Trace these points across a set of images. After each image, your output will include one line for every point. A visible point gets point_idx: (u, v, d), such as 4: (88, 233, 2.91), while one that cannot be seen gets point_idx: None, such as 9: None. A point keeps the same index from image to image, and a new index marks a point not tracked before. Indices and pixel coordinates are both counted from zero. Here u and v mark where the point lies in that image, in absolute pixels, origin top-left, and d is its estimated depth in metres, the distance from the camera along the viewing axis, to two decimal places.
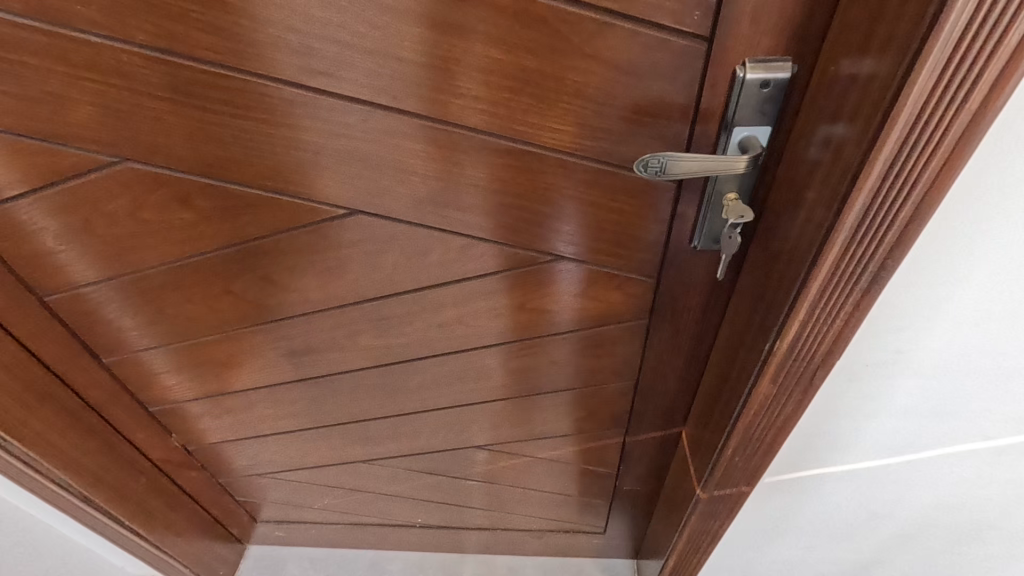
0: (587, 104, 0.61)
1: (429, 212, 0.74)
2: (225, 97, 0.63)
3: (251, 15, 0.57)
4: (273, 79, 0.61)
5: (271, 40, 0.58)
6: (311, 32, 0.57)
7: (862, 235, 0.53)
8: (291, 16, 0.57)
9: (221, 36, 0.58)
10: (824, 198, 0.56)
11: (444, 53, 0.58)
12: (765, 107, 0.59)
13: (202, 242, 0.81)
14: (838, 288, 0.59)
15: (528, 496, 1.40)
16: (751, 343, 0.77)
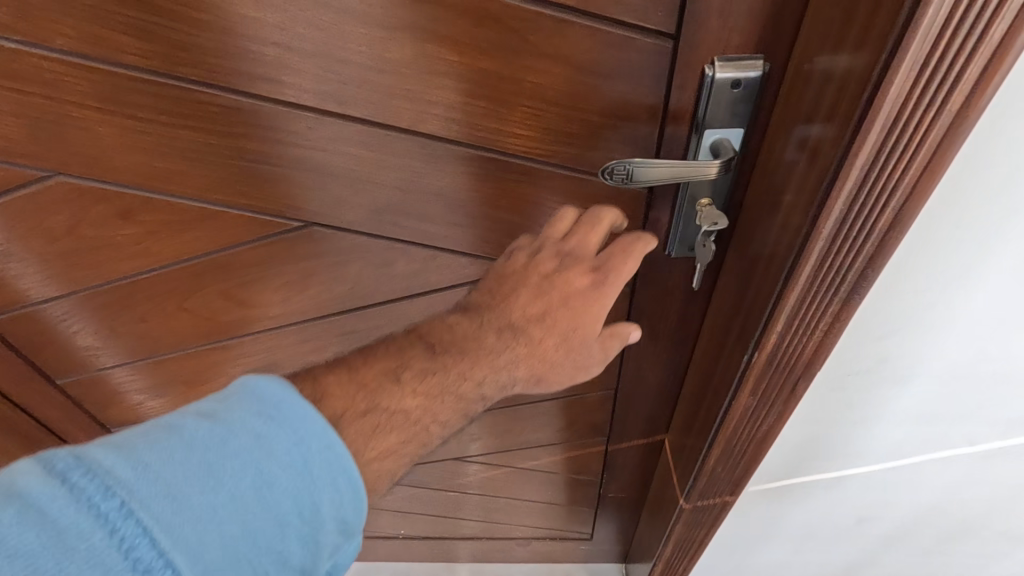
0: (549, 107, 0.57)
1: (390, 223, 0.70)
2: (159, 105, 0.58)
3: (183, 16, 0.52)
4: (212, 85, 0.57)
5: (205, 43, 0.54)
6: (250, 34, 0.53)
7: (841, 242, 0.50)
8: (227, 16, 0.52)
9: (151, 40, 0.54)
10: (801, 202, 0.53)
11: (394, 55, 0.54)
12: (738, 108, 0.55)
13: (151, 260, 0.75)
14: (818, 297, 0.55)
15: (515, 504, 1.36)
16: (730, 352, 0.73)
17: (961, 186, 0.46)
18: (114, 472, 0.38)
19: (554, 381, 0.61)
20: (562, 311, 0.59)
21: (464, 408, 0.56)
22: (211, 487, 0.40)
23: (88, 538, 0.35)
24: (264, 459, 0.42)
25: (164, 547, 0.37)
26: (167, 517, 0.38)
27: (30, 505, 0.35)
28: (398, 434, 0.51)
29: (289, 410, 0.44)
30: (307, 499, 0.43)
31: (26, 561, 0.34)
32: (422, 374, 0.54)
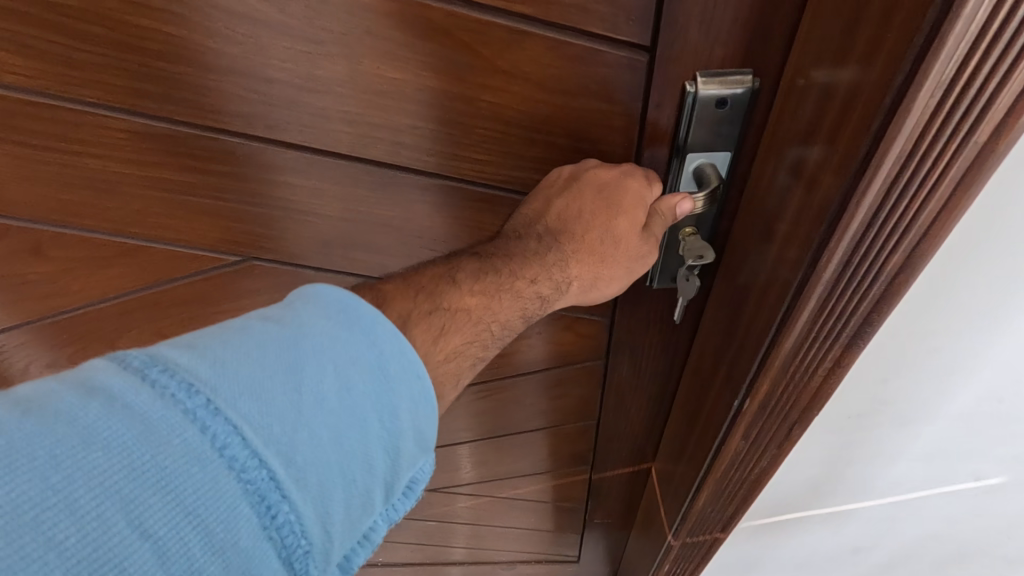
0: (510, 129, 0.50)
1: (339, 256, 0.62)
2: (56, 131, 0.50)
3: (70, 28, 0.44)
4: (114, 107, 0.49)
5: (99, 60, 0.46)
6: (153, 49, 0.45)
7: (846, 285, 0.43)
8: (122, 29, 0.44)
9: (34, 57, 0.45)
10: (794, 241, 0.45)
11: (324, 73, 0.46)
12: (726, 130, 0.48)
13: (70, 299, 0.67)
14: (817, 342, 0.48)
15: (496, 530, 1.29)
16: (716, 390, 0.66)
17: (980, 227, 0.40)
18: (196, 368, 0.32)
19: (608, 277, 0.52)
20: (590, 206, 0.49)
21: (524, 310, 0.49)
22: (294, 384, 0.34)
23: (181, 431, 0.29)
24: (342, 362, 0.36)
25: (255, 443, 0.31)
26: (256, 415, 0.32)
27: (117, 398, 0.29)
28: (462, 334, 0.44)
29: (361, 313, 0.38)
30: (389, 404, 0.37)
31: (122, 452, 0.28)
32: (475, 274, 0.47)
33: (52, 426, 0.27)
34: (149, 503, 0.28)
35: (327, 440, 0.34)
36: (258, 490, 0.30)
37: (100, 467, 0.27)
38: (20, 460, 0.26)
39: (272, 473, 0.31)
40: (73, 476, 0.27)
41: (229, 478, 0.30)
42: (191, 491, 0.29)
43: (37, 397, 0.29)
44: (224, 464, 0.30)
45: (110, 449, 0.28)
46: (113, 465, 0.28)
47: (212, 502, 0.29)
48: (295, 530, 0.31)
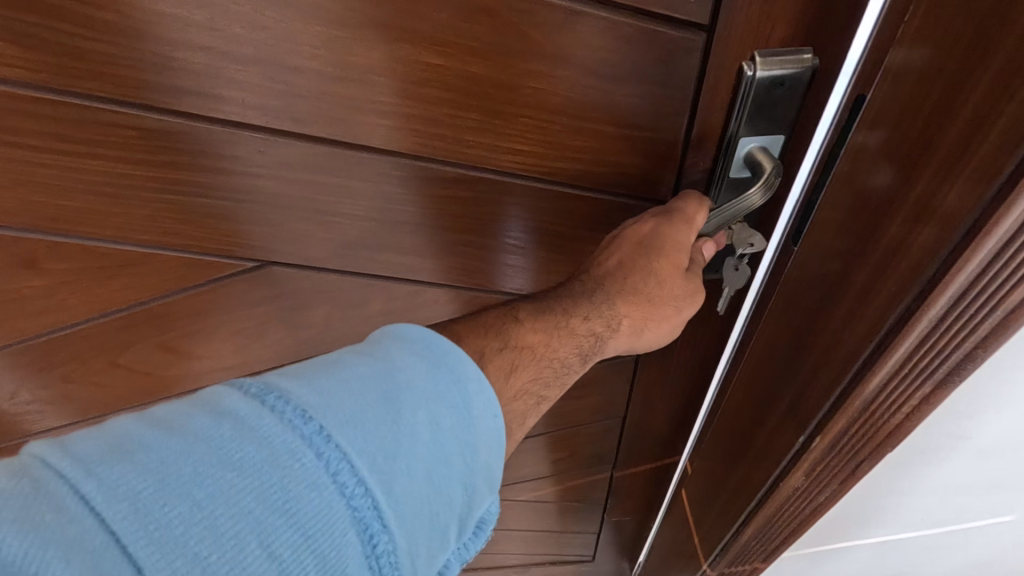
0: (556, 117, 0.47)
1: (364, 258, 0.59)
2: (56, 129, 0.45)
3: (76, 14, 0.39)
4: (124, 103, 0.44)
5: (107, 50, 0.41)
6: (170, 37, 0.41)
7: (963, 313, 0.34)
8: (138, 14, 0.40)
9: (32, 47, 0.40)
10: (890, 268, 0.37)
11: (360, 61, 0.42)
12: (784, 114, 0.45)
13: (66, 314, 0.61)
14: (906, 380, 0.39)
15: (509, 534, 1.26)
16: (767, 425, 0.56)
17: None
18: (308, 398, 0.36)
19: (662, 318, 0.52)
20: (634, 255, 0.50)
21: (580, 350, 0.50)
22: (393, 418, 0.38)
23: (300, 456, 0.34)
24: (432, 399, 0.40)
25: (362, 472, 0.35)
26: (360, 443, 0.36)
27: (243, 421, 0.34)
28: (528, 373, 0.47)
29: (444, 352, 0.43)
30: (468, 439, 0.41)
31: (253, 474, 0.33)
32: (536, 312, 0.49)
33: (191, 443, 0.33)
34: (275, 524, 0.32)
35: (418, 472, 0.38)
36: (363, 518, 0.35)
37: (233, 486, 0.32)
38: (177, 477, 0.31)
39: (374, 501, 0.35)
40: (215, 493, 0.32)
41: (341, 505, 0.34)
42: (309, 513, 0.33)
43: (176, 419, 0.34)
44: (336, 491, 0.34)
45: (244, 470, 0.33)
46: (245, 485, 0.32)
47: (325, 527, 0.33)
48: (392, 559, 0.36)
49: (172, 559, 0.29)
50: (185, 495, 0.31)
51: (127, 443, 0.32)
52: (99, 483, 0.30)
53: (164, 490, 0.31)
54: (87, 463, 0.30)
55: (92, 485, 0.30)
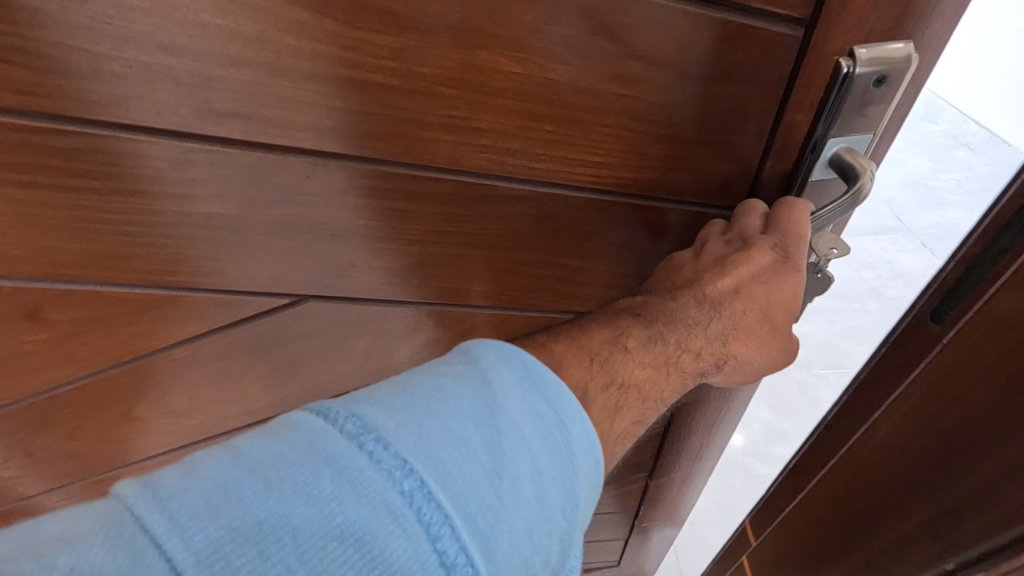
0: (636, 125, 0.43)
1: (413, 285, 0.54)
2: (74, 163, 0.40)
3: (102, 29, 0.34)
4: (150, 130, 0.39)
5: (137, 70, 0.36)
6: (212, 53, 0.35)
7: None
8: (176, 28, 0.34)
9: (49, 70, 0.35)
10: None
11: (429, 72, 0.38)
12: (877, 112, 0.42)
13: (73, 367, 0.54)
14: None
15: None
16: (895, 537, 0.49)
17: None
18: (408, 442, 0.31)
19: (758, 370, 0.49)
20: (759, 292, 0.44)
21: (685, 384, 0.46)
22: (492, 468, 0.32)
23: (402, 519, 0.28)
24: (532, 441, 0.34)
25: (464, 537, 0.29)
26: (462, 500, 0.30)
27: (343, 472, 0.29)
28: (632, 414, 0.43)
29: (545, 382, 0.37)
30: (568, 488, 0.34)
31: (355, 544, 0.27)
32: (647, 342, 0.45)
33: (289, 500, 0.27)
34: None
35: (518, 531, 0.31)
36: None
37: (334, 561, 0.26)
38: (275, 546, 0.26)
39: (476, 572, 0.29)
40: (317, 569, 0.26)
41: None
42: None
43: (266, 463, 0.29)
44: (436, 561, 0.28)
45: (345, 540, 0.27)
46: (346, 559, 0.27)
47: None
48: None
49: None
50: (283, 566, 0.26)
51: (220, 494, 0.27)
52: (199, 555, 0.25)
53: (262, 562, 0.26)
54: (184, 525, 0.26)
55: (192, 557, 0.25)
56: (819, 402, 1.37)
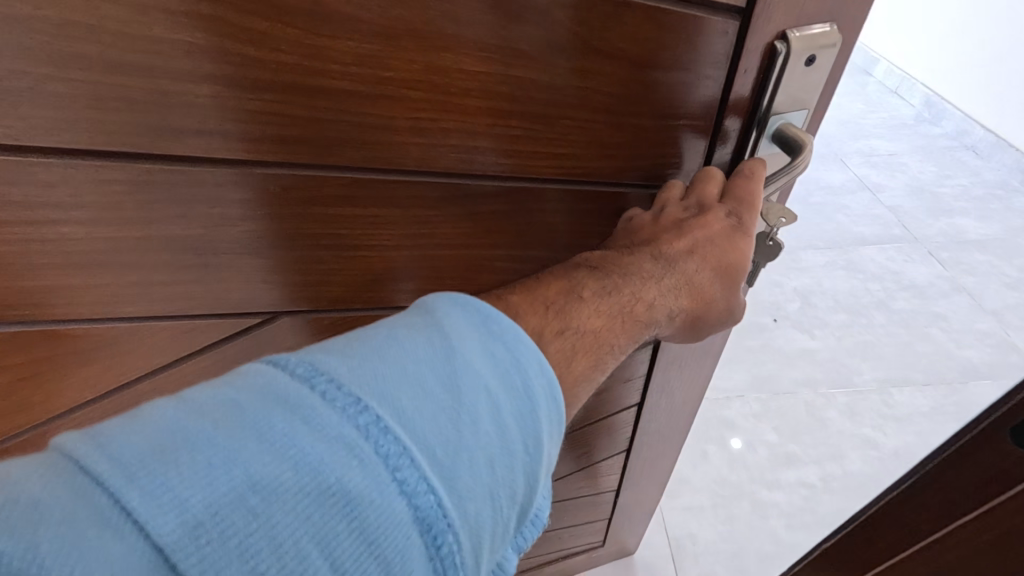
0: (596, 115, 0.45)
1: (388, 292, 0.54)
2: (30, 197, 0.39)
3: (46, 50, 0.32)
4: (108, 154, 0.38)
5: (89, 91, 0.34)
6: (167, 69, 0.34)
7: None
8: (126, 45, 0.33)
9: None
10: None
11: (397, 74, 0.38)
12: (807, 86, 0.47)
13: (26, 414, 0.51)
14: None
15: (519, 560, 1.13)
16: None
17: None
18: (363, 381, 0.29)
19: (707, 327, 0.50)
20: (710, 249, 0.46)
21: (638, 335, 0.45)
22: (452, 406, 0.31)
23: (358, 451, 0.27)
24: (492, 379, 0.33)
25: (425, 468, 0.29)
26: (422, 433, 0.29)
27: (294, 410, 0.28)
28: (588, 358, 0.40)
29: (501, 325, 0.35)
30: (530, 427, 0.33)
31: (310, 472, 0.26)
32: (602, 291, 0.44)
33: (237, 437, 0.26)
34: (336, 529, 0.26)
35: (481, 463, 0.30)
36: (425, 519, 0.28)
37: (289, 489, 0.26)
38: (226, 483, 0.25)
39: (438, 498, 0.28)
40: (271, 496, 0.25)
41: (401, 505, 0.27)
42: (371, 517, 0.26)
43: (214, 405, 0.28)
44: (397, 490, 0.27)
45: (299, 469, 0.26)
46: (301, 487, 0.26)
47: (389, 531, 0.27)
48: (459, 561, 0.29)
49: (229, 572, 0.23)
50: (235, 501, 0.25)
51: (165, 434, 0.26)
52: (142, 488, 0.24)
53: (213, 497, 0.24)
54: (126, 467, 0.24)
55: (136, 491, 0.23)
56: (825, 422, 1.53)
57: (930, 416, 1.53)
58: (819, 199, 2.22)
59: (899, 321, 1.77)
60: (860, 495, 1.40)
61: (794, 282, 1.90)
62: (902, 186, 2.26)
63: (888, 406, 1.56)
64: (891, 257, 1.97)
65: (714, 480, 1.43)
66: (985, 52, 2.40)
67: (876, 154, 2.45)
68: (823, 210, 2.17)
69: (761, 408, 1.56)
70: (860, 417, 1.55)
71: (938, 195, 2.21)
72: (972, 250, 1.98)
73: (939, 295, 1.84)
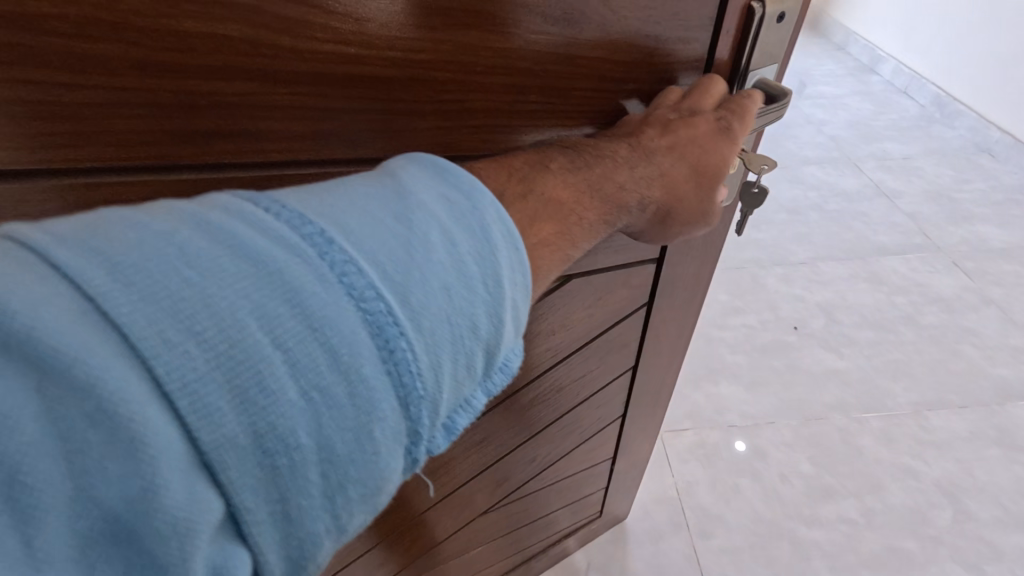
0: (604, 84, 0.47)
1: None
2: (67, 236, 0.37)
3: (57, 55, 0.31)
4: (113, 202, 0.37)
5: (120, 99, 0.34)
6: (199, 65, 0.34)
7: None
8: (150, 42, 0.33)
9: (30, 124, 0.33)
10: None
11: (425, 57, 0.40)
12: (775, 44, 0.51)
13: None
14: None
15: (518, 549, 1.11)
16: None
17: None
18: (310, 203, 0.28)
19: (677, 227, 0.49)
20: (689, 149, 0.45)
21: (610, 218, 0.43)
22: (405, 235, 0.29)
23: (299, 251, 0.26)
24: (444, 219, 0.30)
25: (373, 277, 0.27)
26: (370, 248, 0.28)
27: (235, 214, 0.26)
28: (552, 224, 0.38)
29: (458, 176, 0.32)
30: (489, 266, 0.31)
31: (250, 260, 0.25)
32: (570, 166, 0.41)
33: (174, 227, 0.25)
34: (278, 312, 0.25)
35: (436, 283, 0.29)
36: (375, 323, 0.27)
37: (227, 269, 0.24)
38: (161, 258, 0.24)
39: (389, 306, 0.27)
40: (208, 272, 0.24)
41: (348, 306, 0.26)
42: (315, 307, 0.25)
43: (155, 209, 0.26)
44: (343, 292, 0.26)
45: (238, 254, 0.25)
46: (240, 271, 0.25)
47: (335, 324, 0.26)
48: (413, 370, 0.28)
49: (163, 330, 0.23)
50: (170, 272, 0.24)
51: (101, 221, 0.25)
52: (76, 249, 0.23)
53: (149, 266, 0.23)
54: (61, 236, 0.23)
55: (68, 252, 0.23)
56: (863, 450, 1.48)
57: (969, 440, 1.50)
58: (836, 206, 2.19)
59: (930, 336, 1.74)
60: (905, 530, 1.35)
61: (817, 296, 1.86)
62: (919, 192, 2.24)
63: (926, 431, 1.52)
64: (916, 267, 1.94)
65: (750, 518, 1.37)
66: (996, 53, 2.39)
67: (889, 158, 2.43)
68: (840, 219, 2.14)
69: (795, 437, 1.51)
70: (898, 444, 1.50)
71: (956, 200, 2.20)
72: (997, 259, 1.95)
73: (967, 307, 1.82)
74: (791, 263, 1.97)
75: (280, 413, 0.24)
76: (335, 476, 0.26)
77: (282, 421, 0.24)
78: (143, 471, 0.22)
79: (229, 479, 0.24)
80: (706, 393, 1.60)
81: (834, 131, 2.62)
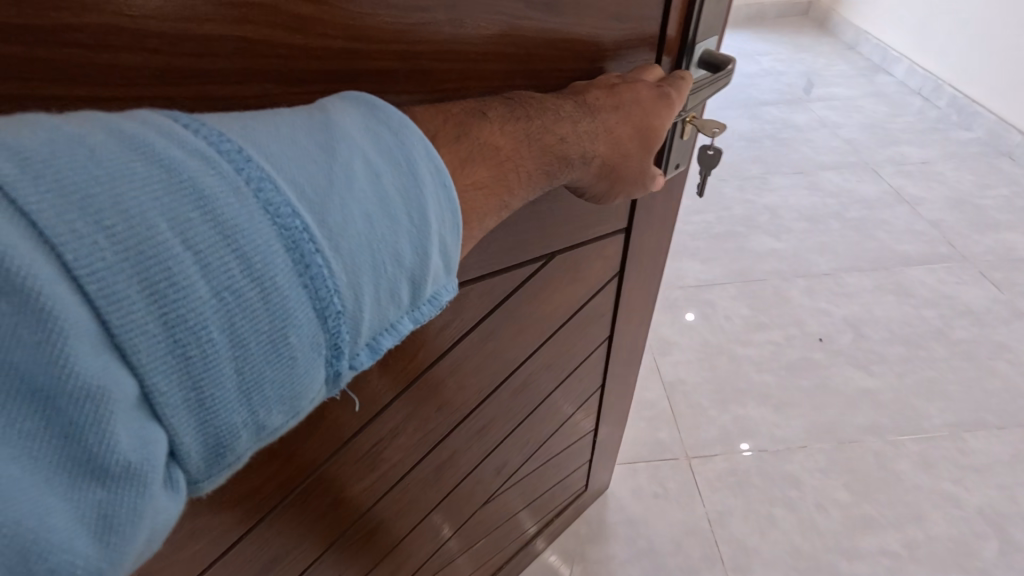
0: (579, 66, 0.50)
1: None
2: None
3: (86, 67, 0.32)
4: None
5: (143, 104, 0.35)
6: (217, 67, 0.35)
7: None
8: (173, 47, 0.34)
9: None
10: None
11: (427, 48, 0.41)
12: (715, 18, 0.56)
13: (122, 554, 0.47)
14: None
15: (514, 535, 1.14)
16: None
17: None
18: (233, 127, 0.29)
19: (622, 184, 0.51)
20: (635, 109, 0.47)
21: (552, 169, 0.44)
22: (326, 162, 0.29)
23: (215, 164, 0.26)
24: (370, 151, 0.31)
25: (291, 195, 0.28)
26: (290, 170, 0.28)
27: (152, 127, 0.26)
28: (489, 166, 0.39)
29: (390, 114, 0.33)
30: (414, 197, 0.32)
31: (164, 167, 0.25)
32: (509, 116, 0.42)
33: (87, 131, 0.25)
34: (189, 218, 0.25)
35: (357, 207, 0.30)
36: (291, 236, 0.27)
37: (139, 171, 0.24)
38: (70, 154, 0.23)
39: (306, 223, 0.28)
40: (119, 172, 0.24)
41: (262, 218, 0.26)
42: (230, 214, 0.26)
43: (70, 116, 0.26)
44: (258, 205, 0.26)
45: (151, 160, 0.25)
46: (152, 175, 0.25)
47: (248, 233, 0.26)
48: (329, 285, 0.28)
49: (69, 220, 0.22)
50: (78, 167, 0.23)
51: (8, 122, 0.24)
52: None
53: (57, 159, 0.23)
54: None
55: None
56: (901, 476, 1.45)
57: (1010, 465, 1.46)
58: (857, 213, 2.16)
59: (962, 353, 1.70)
60: (950, 563, 1.31)
61: (843, 310, 1.83)
62: (941, 199, 2.20)
63: (965, 455, 1.49)
64: (942, 278, 1.90)
65: (787, 551, 1.34)
66: (1012, 54, 2.35)
67: (908, 163, 2.39)
68: (862, 227, 2.11)
69: (829, 463, 1.48)
70: (938, 470, 1.46)
71: (981, 207, 2.15)
72: None
73: (998, 321, 1.77)
74: (815, 275, 1.94)
75: (191, 309, 0.25)
76: (249, 374, 0.27)
77: (192, 316, 0.25)
78: (51, 345, 0.21)
79: (140, 362, 0.24)
80: (733, 414, 1.58)
81: (850, 135, 2.58)
